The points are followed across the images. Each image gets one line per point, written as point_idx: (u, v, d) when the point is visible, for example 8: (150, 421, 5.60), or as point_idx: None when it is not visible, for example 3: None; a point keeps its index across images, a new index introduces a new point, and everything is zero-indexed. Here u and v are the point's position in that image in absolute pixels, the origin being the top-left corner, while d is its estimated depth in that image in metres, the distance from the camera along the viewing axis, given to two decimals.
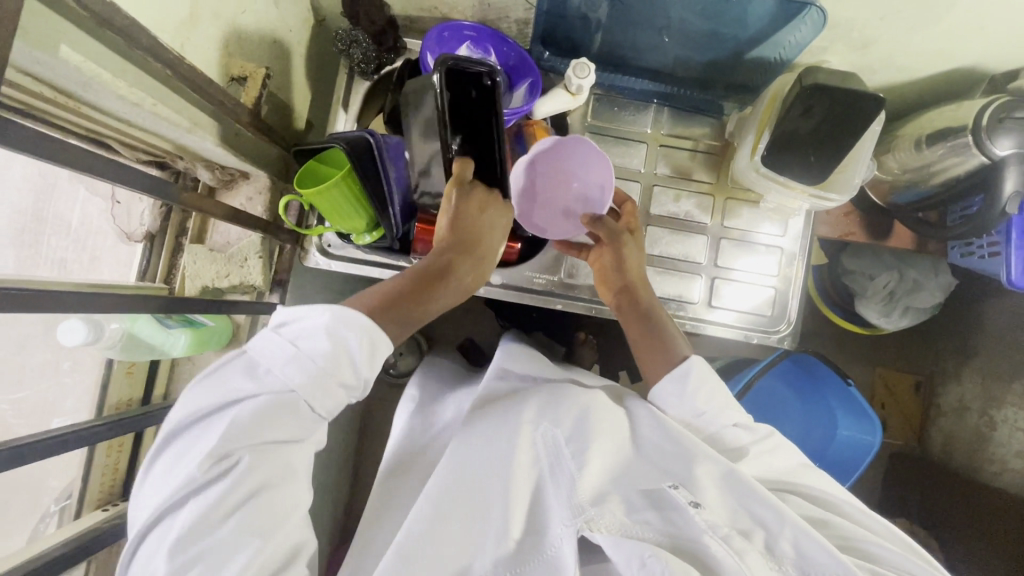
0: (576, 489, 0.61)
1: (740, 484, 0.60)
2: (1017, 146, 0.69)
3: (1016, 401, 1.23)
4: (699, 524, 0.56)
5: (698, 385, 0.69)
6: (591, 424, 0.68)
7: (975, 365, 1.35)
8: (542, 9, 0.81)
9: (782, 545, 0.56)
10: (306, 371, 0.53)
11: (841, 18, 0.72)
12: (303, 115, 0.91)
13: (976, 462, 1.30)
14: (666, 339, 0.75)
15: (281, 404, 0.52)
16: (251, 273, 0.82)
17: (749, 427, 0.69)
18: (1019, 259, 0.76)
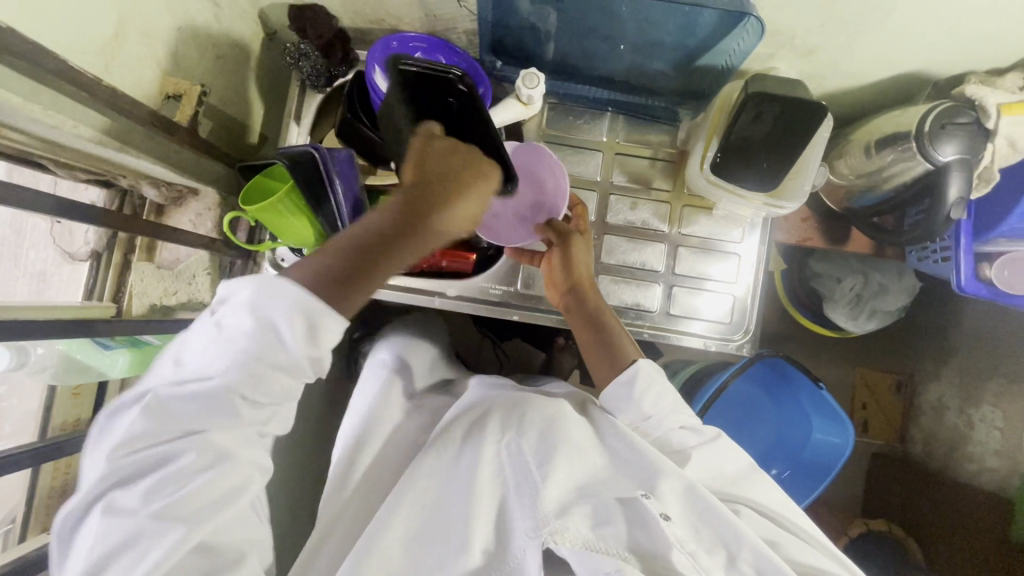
0: (540, 502, 0.60)
1: (701, 500, 0.60)
2: (959, 152, 0.69)
3: (993, 400, 1.24)
4: (667, 539, 0.57)
5: (645, 389, 0.68)
6: (558, 435, 0.64)
7: (951, 365, 1.35)
8: (487, 19, 0.80)
9: (742, 559, 0.58)
10: (232, 360, 0.49)
11: (783, 26, 0.72)
12: (254, 129, 0.91)
13: (954, 461, 1.30)
14: (615, 345, 0.74)
15: (246, 389, 0.49)
16: (200, 289, 0.82)
17: (695, 430, 0.69)
18: (968, 263, 0.75)
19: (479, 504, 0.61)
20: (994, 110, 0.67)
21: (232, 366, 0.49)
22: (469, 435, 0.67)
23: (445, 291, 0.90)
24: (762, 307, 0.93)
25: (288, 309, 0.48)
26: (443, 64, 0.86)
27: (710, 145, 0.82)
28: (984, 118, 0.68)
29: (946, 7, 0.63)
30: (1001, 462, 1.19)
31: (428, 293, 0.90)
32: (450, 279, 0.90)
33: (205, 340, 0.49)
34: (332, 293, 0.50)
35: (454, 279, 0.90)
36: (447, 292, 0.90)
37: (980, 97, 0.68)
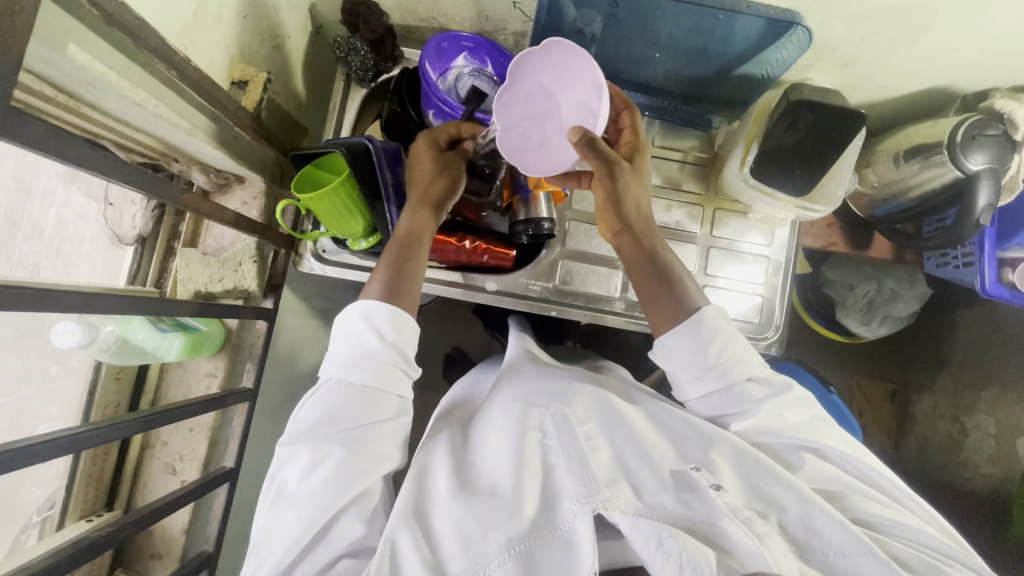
0: (590, 468, 0.64)
1: (755, 465, 0.64)
2: (989, 162, 0.73)
3: (986, 408, 1.29)
4: (719, 506, 0.59)
5: (712, 335, 0.68)
6: (603, 405, 0.72)
7: (947, 374, 1.40)
8: (539, 22, 0.83)
9: (796, 525, 0.60)
10: (359, 363, 0.62)
11: (825, 38, 0.76)
12: (298, 120, 0.91)
13: (949, 467, 1.35)
14: (679, 287, 0.72)
15: (376, 379, 0.62)
16: (245, 277, 0.81)
17: (764, 381, 0.70)
18: (993, 268, 0.80)
19: (532, 468, 0.66)
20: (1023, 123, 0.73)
21: (361, 371, 0.62)
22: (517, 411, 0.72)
23: (485, 286, 0.92)
24: (788, 307, 0.96)
25: (381, 314, 0.64)
26: (489, 65, 0.87)
27: (744, 158, 0.86)
28: (1014, 130, 0.74)
29: (982, 26, 0.68)
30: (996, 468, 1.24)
31: (468, 287, 0.91)
32: (489, 272, 0.92)
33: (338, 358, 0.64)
34: (397, 291, 0.67)
35: (494, 274, 0.92)
36: (489, 287, 0.92)
37: (1009, 111, 0.73)
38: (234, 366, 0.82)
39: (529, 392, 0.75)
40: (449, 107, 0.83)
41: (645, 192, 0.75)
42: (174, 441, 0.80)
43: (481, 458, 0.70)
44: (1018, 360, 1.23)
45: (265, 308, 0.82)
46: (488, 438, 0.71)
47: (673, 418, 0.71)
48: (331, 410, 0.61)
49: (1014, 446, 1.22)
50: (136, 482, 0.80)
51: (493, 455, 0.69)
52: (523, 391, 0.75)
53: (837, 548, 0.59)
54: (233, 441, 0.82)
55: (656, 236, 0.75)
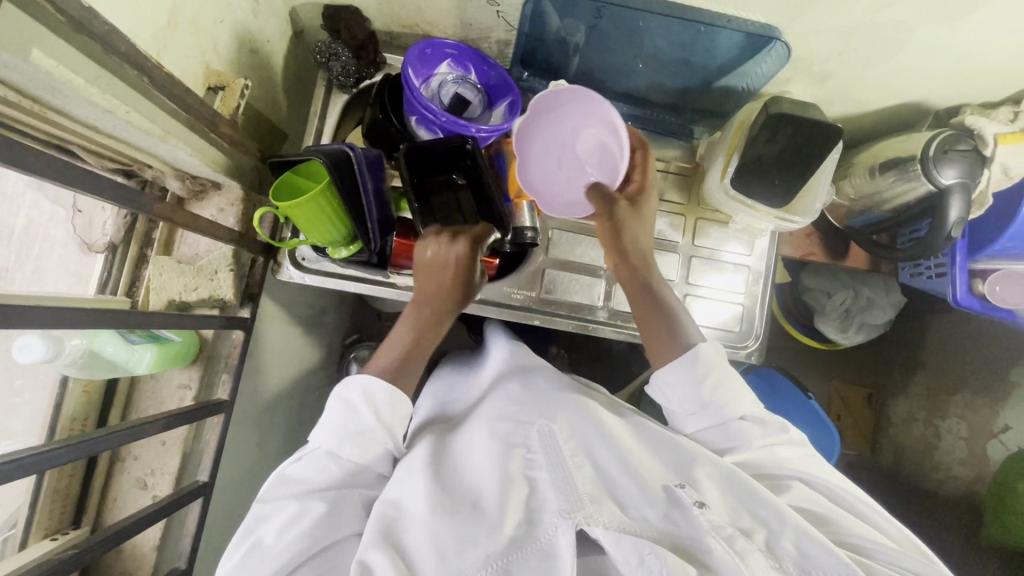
0: (575, 486, 0.64)
1: (740, 485, 0.64)
2: (959, 176, 0.74)
3: (958, 412, 1.32)
4: (703, 524, 0.59)
5: (706, 372, 0.72)
6: (590, 415, 0.73)
7: (921, 379, 1.44)
8: (522, 31, 0.83)
9: (783, 544, 0.60)
10: (349, 433, 0.66)
11: (803, 52, 0.77)
12: (279, 125, 0.90)
13: (923, 470, 1.39)
14: (673, 319, 0.77)
15: (363, 452, 0.66)
16: (222, 286, 0.78)
17: (761, 420, 0.74)
18: (963, 280, 0.82)
19: (515, 484, 0.66)
20: (992, 139, 0.74)
21: (354, 444, 0.66)
22: (501, 428, 0.73)
23: None
24: (768, 316, 0.97)
25: (381, 396, 0.67)
26: (472, 72, 0.88)
27: (722, 169, 0.87)
28: (982, 146, 0.75)
29: (952, 44, 0.70)
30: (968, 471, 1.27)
31: None
32: None
33: (326, 421, 0.67)
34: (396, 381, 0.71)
35: None
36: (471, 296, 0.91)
37: (979, 127, 0.75)
38: (210, 377, 0.80)
39: (514, 407, 0.76)
40: (431, 115, 0.79)
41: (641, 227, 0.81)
42: (146, 455, 0.78)
43: (464, 472, 0.69)
44: (990, 366, 1.27)
45: (242, 318, 0.80)
46: (472, 451, 0.72)
47: (661, 435, 0.73)
48: (319, 474, 0.64)
49: (985, 451, 1.25)
50: (105, 497, 0.77)
51: (475, 468, 0.70)
52: (511, 407, 0.76)
53: (820, 567, 0.58)
54: (208, 454, 0.80)
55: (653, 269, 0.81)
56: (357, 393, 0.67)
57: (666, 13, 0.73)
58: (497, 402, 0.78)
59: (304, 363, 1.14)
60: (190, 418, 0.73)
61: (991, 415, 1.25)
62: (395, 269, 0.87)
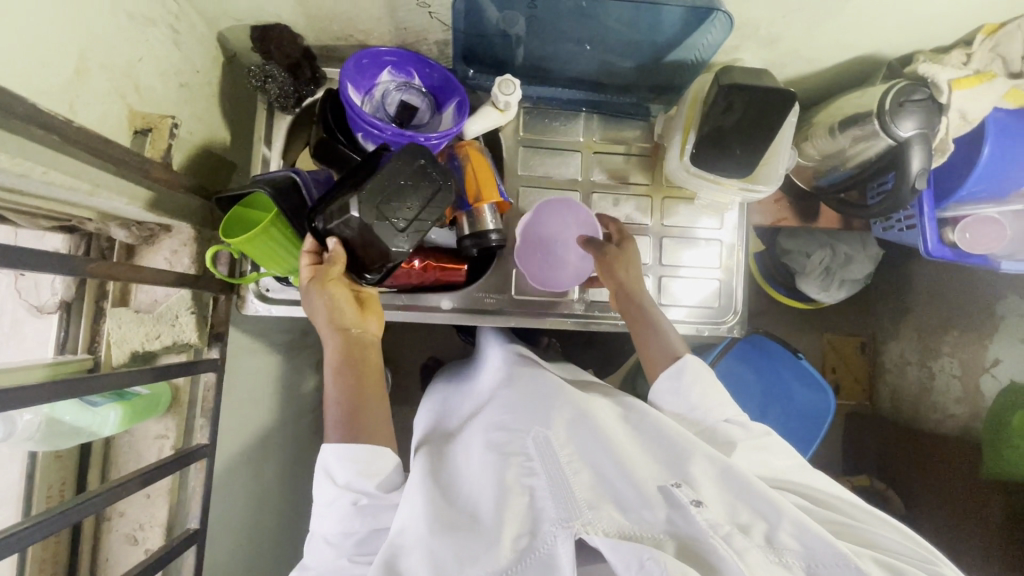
0: (572, 492, 0.63)
1: (736, 479, 0.64)
2: (917, 127, 0.73)
3: (949, 351, 1.34)
4: (701, 523, 0.58)
5: (692, 381, 0.77)
6: (583, 422, 0.73)
7: (910, 323, 1.45)
8: (458, 30, 0.79)
9: (782, 535, 0.60)
10: (328, 516, 0.66)
11: (746, 19, 0.75)
12: (225, 155, 0.87)
13: (920, 411, 1.41)
14: (664, 341, 0.81)
15: (343, 526, 0.65)
16: (185, 330, 0.77)
17: (743, 424, 0.76)
18: (933, 229, 0.80)
19: (511, 495, 0.65)
20: (946, 86, 0.72)
21: (331, 517, 0.66)
22: (497, 438, 0.73)
23: (440, 305, 0.90)
24: (746, 287, 0.97)
25: (340, 460, 0.66)
26: (415, 76, 0.87)
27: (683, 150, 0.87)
28: (938, 94, 0.73)
29: None
30: (964, 408, 1.29)
31: (424, 308, 0.90)
32: (444, 290, 0.90)
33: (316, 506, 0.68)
34: (355, 437, 0.68)
35: (447, 291, 0.90)
36: (443, 306, 0.90)
37: (933, 75, 0.73)
38: (187, 424, 0.79)
39: (509, 415, 0.76)
40: (375, 129, 0.77)
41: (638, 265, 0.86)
42: (133, 511, 0.77)
43: (464, 489, 0.70)
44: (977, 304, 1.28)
45: (212, 360, 0.78)
46: (469, 466, 0.72)
47: (657, 427, 0.73)
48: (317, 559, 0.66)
49: (978, 385, 1.28)
50: (97, 558, 0.76)
51: (473, 483, 0.69)
52: (506, 417, 0.76)
53: (820, 559, 0.58)
54: (197, 501, 0.79)
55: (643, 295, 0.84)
56: (324, 475, 0.67)
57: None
58: (491, 412, 0.79)
59: (291, 389, 1.13)
60: (174, 467, 0.73)
61: (981, 350, 1.27)
62: None
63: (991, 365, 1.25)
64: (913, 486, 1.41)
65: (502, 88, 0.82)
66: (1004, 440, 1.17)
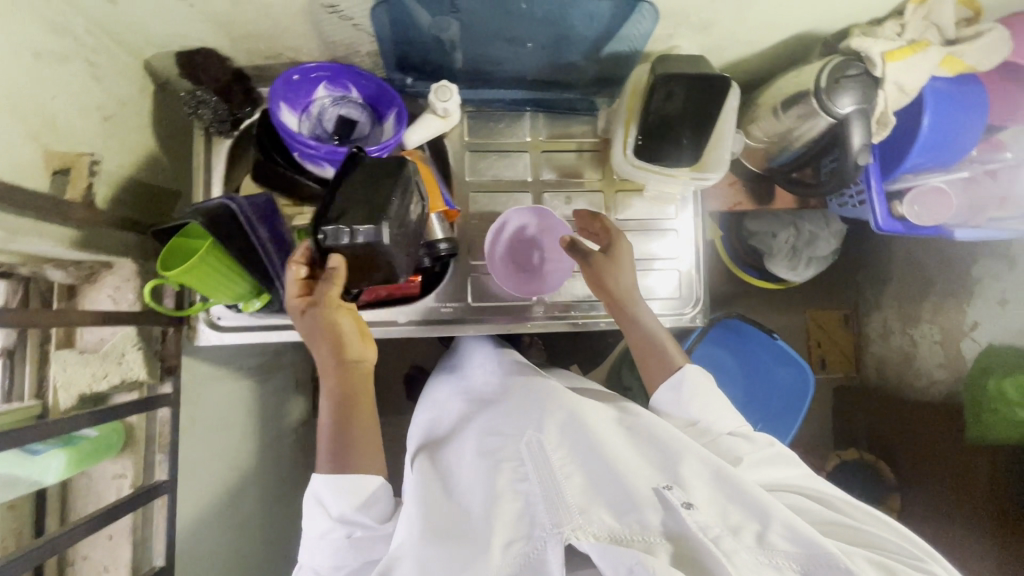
0: (562, 495, 0.63)
1: (729, 482, 0.64)
2: (853, 103, 0.73)
3: (929, 317, 1.35)
4: (690, 525, 0.58)
5: (691, 394, 0.79)
6: (575, 424, 0.73)
7: (891, 292, 1.46)
8: (383, 40, 0.77)
9: (773, 538, 0.59)
10: (319, 547, 0.65)
11: (674, 7, 0.73)
12: (166, 186, 0.85)
13: (905, 379, 1.42)
14: (663, 351, 0.82)
15: (335, 557, 0.65)
16: (133, 367, 0.76)
17: (747, 436, 0.77)
18: (882, 202, 0.79)
19: (502, 501, 0.65)
20: (879, 59, 0.71)
21: (323, 551, 0.65)
22: (491, 445, 0.73)
23: (396, 320, 0.89)
24: (707, 276, 0.96)
25: (331, 492, 0.66)
26: (352, 88, 0.85)
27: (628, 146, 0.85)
28: (872, 67, 0.72)
29: None
30: (947, 373, 1.30)
31: (380, 324, 0.89)
32: (397, 305, 0.89)
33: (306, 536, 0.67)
34: (348, 467, 0.67)
35: (402, 305, 0.89)
36: (399, 320, 0.89)
37: (865, 49, 0.71)
38: (145, 461, 0.78)
39: (504, 422, 0.76)
40: (310, 148, 0.77)
41: (627, 271, 0.84)
42: (96, 553, 0.76)
43: (458, 494, 0.70)
44: (953, 269, 1.28)
45: (165, 394, 0.77)
46: (464, 471, 0.72)
47: (649, 431, 0.73)
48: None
49: (959, 349, 1.27)
50: None
51: (467, 488, 0.70)
52: (500, 425, 0.76)
53: (813, 561, 0.57)
54: (162, 537, 0.78)
55: (637, 303, 0.85)
56: (315, 508, 0.66)
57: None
58: (486, 418, 0.79)
59: (267, 411, 1.12)
60: (132, 506, 0.71)
61: (959, 315, 1.27)
62: None
63: (970, 329, 1.24)
64: (904, 455, 1.42)
65: (443, 90, 0.81)
66: (988, 404, 1.17)
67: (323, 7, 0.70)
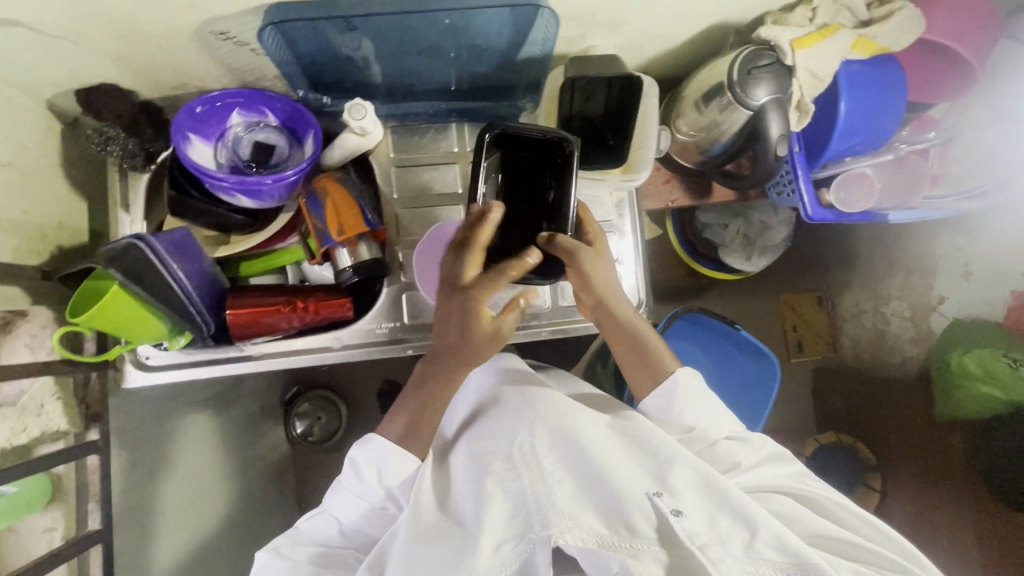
0: (552, 505, 0.64)
1: (716, 488, 0.65)
2: (766, 93, 0.71)
3: (897, 293, 1.35)
4: (679, 534, 0.60)
5: (684, 402, 0.76)
6: (565, 428, 0.72)
7: (859, 271, 1.45)
8: (289, 65, 0.75)
9: (759, 547, 0.60)
10: (339, 504, 0.73)
11: (578, 9, 0.72)
12: (80, 227, 0.82)
13: (878, 358, 1.41)
14: (651, 356, 0.78)
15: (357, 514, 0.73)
16: (53, 418, 0.74)
17: (743, 440, 0.76)
18: (809, 191, 0.77)
19: (492, 505, 0.67)
20: (788, 48, 0.70)
21: (350, 510, 0.73)
22: (485, 452, 0.74)
23: (329, 345, 0.87)
24: (648, 277, 0.93)
25: (385, 461, 0.72)
26: (268, 113, 0.83)
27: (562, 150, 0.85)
28: (783, 56, 0.71)
29: None
30: (919, 349, 1.30)
31: (316, 350, 0.87)
32: (329, 329, 0.87)
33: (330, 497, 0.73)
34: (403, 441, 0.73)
35: (335, 329, 0.87)
36: (334, 345, 0.87)
37: (774, 37, 0.70)
38: (76, 512, 0.76)
39: (497, 425, 0.77)
40: (215, 180, 0.74)
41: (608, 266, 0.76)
42: None
43: (453, 497, 0.72)
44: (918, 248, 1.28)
45: (90, 442, 0.76)
46: (458, 475, 0.74)
47: (640, 430, 0.73)
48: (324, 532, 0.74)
49: (929, 326, 1.28)
50: None
51: (461, 490, 0.72)
52: (493, 427, 0.76)
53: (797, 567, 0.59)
54: None
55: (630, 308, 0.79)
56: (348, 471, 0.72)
57: (404, 10, 0.65)
58: (482, 422, 0.79)
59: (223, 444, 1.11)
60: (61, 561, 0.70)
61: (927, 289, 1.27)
62: (243, 341, 0.82)
63: (937, 303, 1.25)
64: (880, 434, 1.40)
65: (355, 106, 0.77)
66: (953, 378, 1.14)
67: (214, 34, 0.68)
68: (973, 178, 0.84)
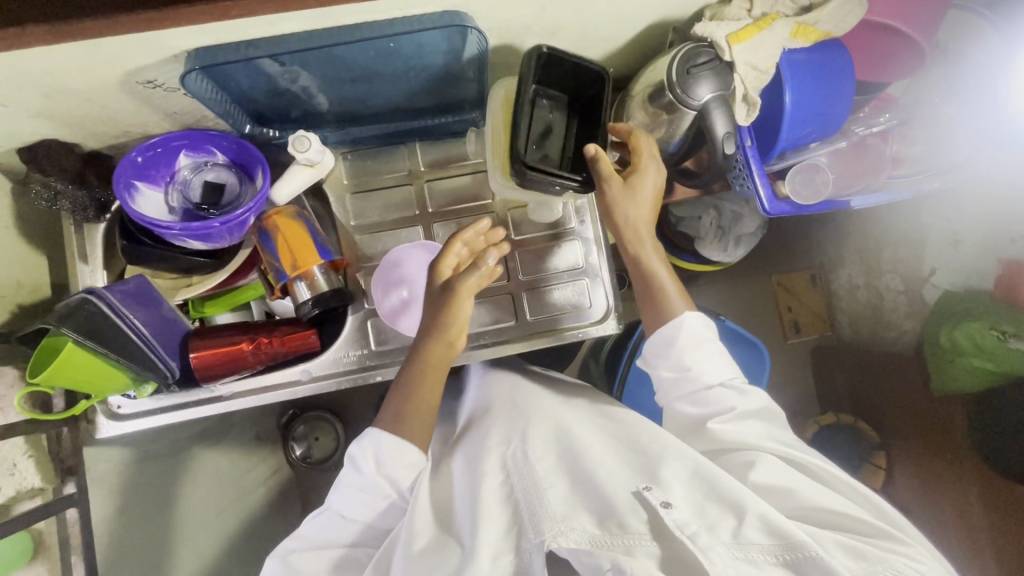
0: (542, 513, 0.59)
1: (705, 477, 0.60)
2: (710, 91, 0.70)
3: (889, 266, 1.24)
4: (668, 524, 0.54)
5: (685, 345, 0.73)
6: (556, 439, 0.72)
7: (851, 246, 1.34)
8: (222, 108, 0.74)
9: (749, 533, 0.54)
10: (342, 497, 0.68)
11: (508, 21, 0.70)
12: (40, 282, 0.83)
13: (876, 332, 1.30)
14: (657, 299, 0.76)
15: (360, 510, 0.68)
16: (26, 475, 0.76)
17: (740, 389, 0.72)
18: (764, 183, 0.75)
19: (483, 514, 0.62)
20: (724, 43, 0.69)
21: (351, 502, 0.68)
22: (479, 456, 0.73)
23: (298, 378, 0.86)
24: (617, 282, 0.92)
25: (384, 450, 0.68)
26: (213, 152, 0.81)
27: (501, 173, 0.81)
28: (721, 53, 0.69)
29: None
30: (914, 322, 1.19)
31: (288, 383, 0.87)
32: (298, 361, 0.87)
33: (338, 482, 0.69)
34: (399, 431, 0.70)
35: (304, 360, 0.87)
36: (304, 376, 0.86)
37: (710, 34, 0.69)
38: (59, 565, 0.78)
39: (488, 435, 0.76)
40: (161, 228, 0.74)
41: (637, 203, 0.74)
42: None
43: (448, 503, 0.70)
44: (899, 214, 1.19)
45: (69, 496, 0.78)
46: (456, 483, 0.72)
47: (636, 434, 0.70)
48: (330, 533, 0.69)
49: (923, 298, 1.17)
50: None
51: (457, 498, 0.69)
52: (484, 437, 0.76)
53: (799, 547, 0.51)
54: None
55: (646, 243, 0.77)
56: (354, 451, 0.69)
57: (327, 42, 0.64)
58: (472, 437, 0.79)
59: None
60: None
61: (918, 258, 1.16)
62: (212, 381, 0.83)
63: (929, 274, 1.14)
64: (891, 420, 1.29)
65: (298, 136, 0.76)
66: (944, 352, 1.07)
67: (142, 83, 0.68)
68: (930, 157, 0.85)
